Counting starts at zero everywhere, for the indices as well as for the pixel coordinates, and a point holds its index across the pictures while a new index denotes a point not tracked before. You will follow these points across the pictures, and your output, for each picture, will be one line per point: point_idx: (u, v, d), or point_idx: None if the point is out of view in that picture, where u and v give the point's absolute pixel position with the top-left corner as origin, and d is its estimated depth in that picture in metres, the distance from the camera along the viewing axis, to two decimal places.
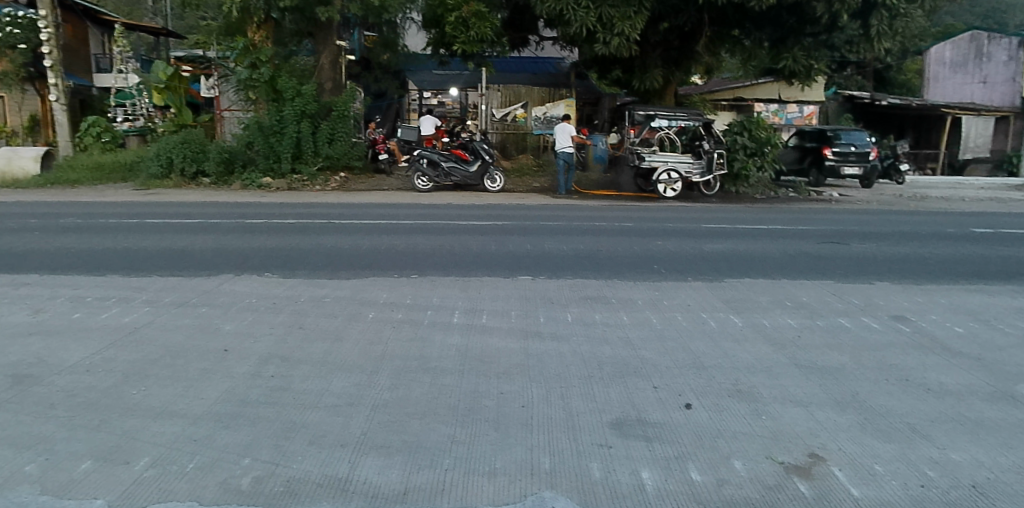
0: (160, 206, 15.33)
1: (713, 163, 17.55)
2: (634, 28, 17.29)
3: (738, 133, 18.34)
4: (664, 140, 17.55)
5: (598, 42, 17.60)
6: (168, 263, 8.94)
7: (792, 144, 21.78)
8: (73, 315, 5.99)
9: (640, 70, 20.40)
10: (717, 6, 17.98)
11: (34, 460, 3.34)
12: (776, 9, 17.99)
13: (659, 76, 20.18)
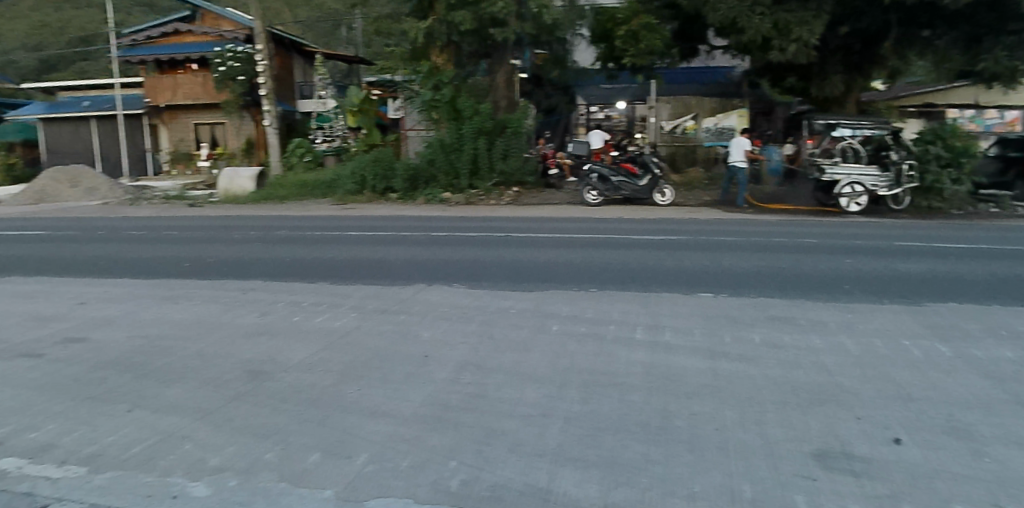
0: (356, 220, 16.61)
1: (903, 175, 16.04)
2: (812, 33, 16.29)
3: (931, 141, 16.31)
4: (847, 150, 16.15)
5: (774, 49, 16.78)
6: (358, 272, 9.61)
7: (990, 154, 18.60)
8: (293, 318, 6.60)
9: (819, 76, 19.17)
10: (906, 5, 16.51)
11: (272, 449, 3.68)
12: (974, 5, 16.17)
13: (840, 82, 18.89)
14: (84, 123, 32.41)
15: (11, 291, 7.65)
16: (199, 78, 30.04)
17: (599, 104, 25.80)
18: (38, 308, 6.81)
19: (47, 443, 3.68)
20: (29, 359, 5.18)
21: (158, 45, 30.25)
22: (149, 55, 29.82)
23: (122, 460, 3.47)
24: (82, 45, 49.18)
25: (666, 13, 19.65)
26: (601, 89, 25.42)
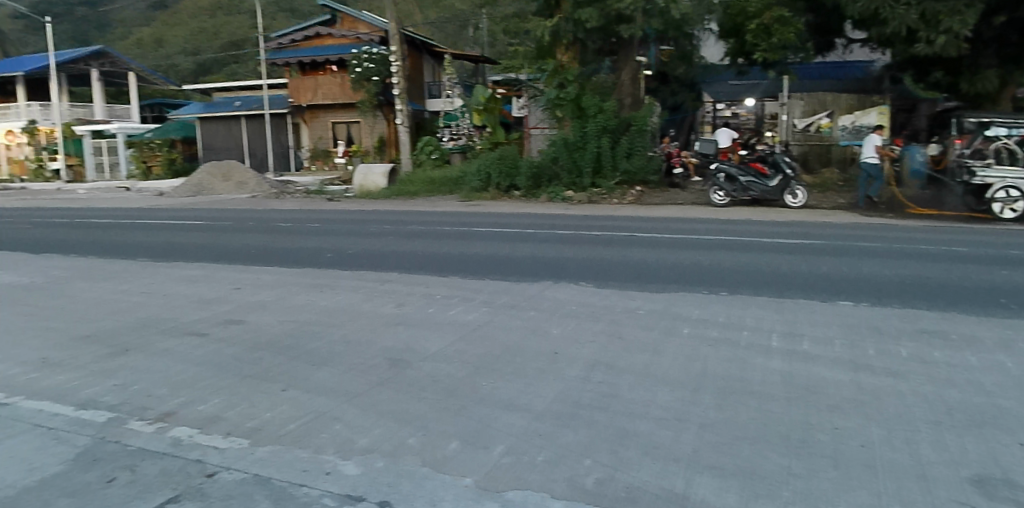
0: (482, 216, 16.94)
1: None
2: (965, 23, 14.89)
3: None
4: (1002, 151, 14.72)
5: (921, 41, 15.63)
6: (483, 267, 9.80)
7: None
8: (428, 309, 6.83)
9: (971, 71, 17.58)
10: None
11: (414, 434, 3.81)
12: None
13: (994, 77, 17.15)
14: (235, 122, 34.82)
15: (176, 275, 8.37)
16: (338, 78, 31.70)
17: (726, 102, 25.16)
18: (199, 291, 7.40)
19: (214, 415, 4.00)
20: (194, 338, 5.64)
21: (300, 48, 32.17)
22: (293, 57, 31.67)
23: (279, 436, 3.71)
24: (233, 49, 52.86)
25: (801, 5, 18.83)
26: (729, 86, 24.58)
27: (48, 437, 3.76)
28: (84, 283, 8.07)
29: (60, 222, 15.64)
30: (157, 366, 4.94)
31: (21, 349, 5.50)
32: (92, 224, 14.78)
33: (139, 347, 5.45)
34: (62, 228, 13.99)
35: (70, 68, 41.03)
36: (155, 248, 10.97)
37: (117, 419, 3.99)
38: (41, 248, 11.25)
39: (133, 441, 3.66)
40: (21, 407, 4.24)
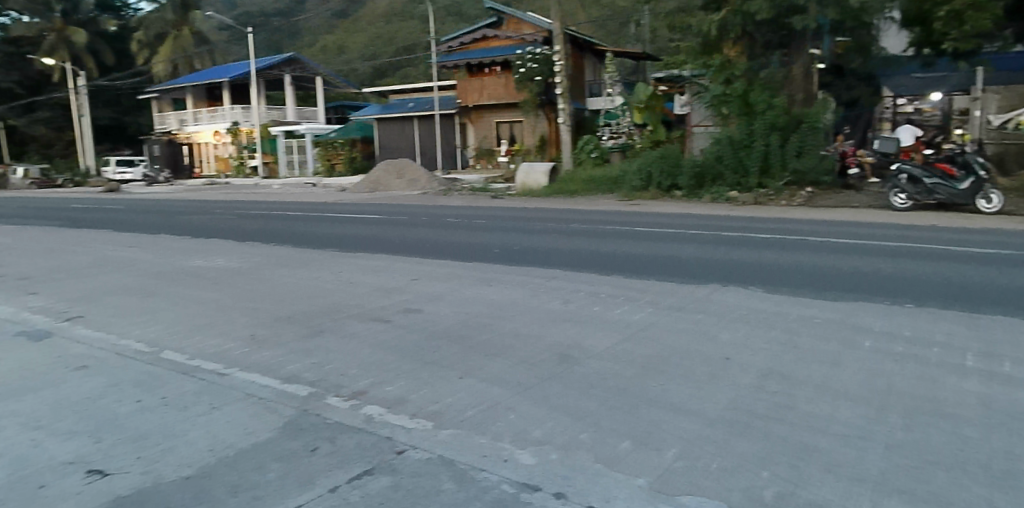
0: (640, 216, 16.77)
1: None
2: None
3: None
4: None
5: None
6: (643, 268, 9.70)
7: None
8: (594, 308, 6.86)
9: None
10: None
11: (586, 431, 3.85)
12: None
13: None
14: (409, 122, 36.70)
15: (360, 265, 9.01)
16: (502, 78, 32.54)
17: (909, 96, 22.84)
18: (380, 281, 7.92)
19: (400, 397, 4.27)
20: (378, 323, 6.05)
21: (468, 51, 33.39)
22: (462, 60, 32.80)
23: (459, 422, 3.89)
24: (406, 53, 55.74)
25: None
26: (913, 79, 22.47)
27: (260, 406, 4.20)
28: (282, 269, 8.89)
29: (257, 213, 17.29)
30: (347, 349, 5.35)
31: (233, 327, 6.17)
32: (284, 216, 16.23)
33: (331, 329, 5.94)
34: (260, 220, 15.47)
35: (267, 74, 45.14)
36: (337, 239, 11.86)
37: (316, 394, 4.38)
38: (243, 236, 12.53)
39: (331, 415, 4.00)
40: (236, 378, 4.76)
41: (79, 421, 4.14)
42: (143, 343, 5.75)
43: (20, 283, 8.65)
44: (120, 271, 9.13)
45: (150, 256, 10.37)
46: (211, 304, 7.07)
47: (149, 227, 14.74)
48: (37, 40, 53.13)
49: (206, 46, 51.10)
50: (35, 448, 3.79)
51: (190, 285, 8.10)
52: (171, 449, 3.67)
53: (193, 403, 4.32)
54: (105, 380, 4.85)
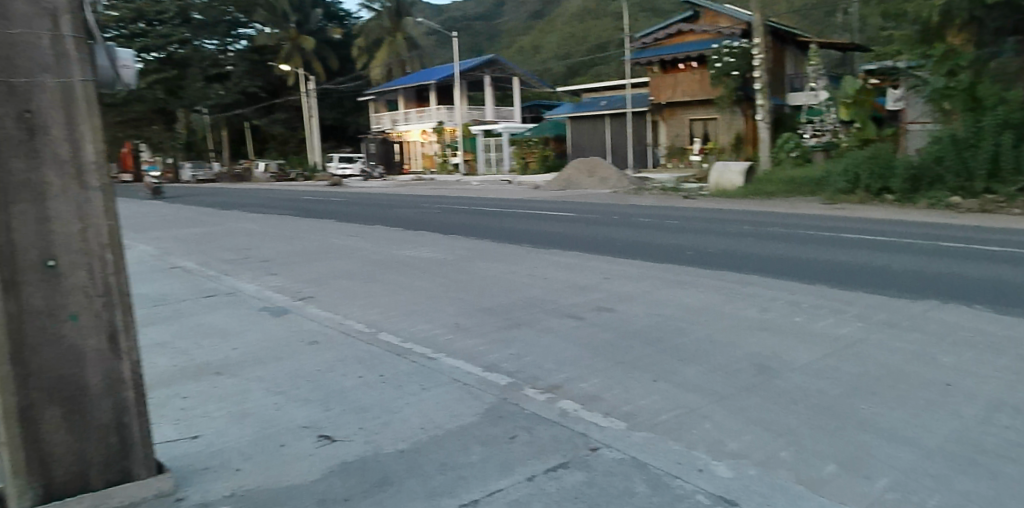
0: (844, 222, 15.58)
1: None
2: None
3: None
4: None
5: None
6: (846, 277, 9.05)
7: None
8: (795, 318, 6.52)
9: None
10: None
11: (786, 448, 3.70)
12: None
13: None
14: (601, 121, 36.81)
15: (555, 261, 9.24)
16: (697, 74, 31.69)
17: None
18: (574, 277, 8.09)
19: (594, 394, 4.37)
20: (573, 320, 6.20)
21: (663, 46, 32.83)
22: (657, 56, 32.18)
23: (653, 425, 3.89)
24: (600, 51, 55.92)
25: None
26: None
27: (464, 391, 4.48)
28: (482, 262, 9.37)
29: (459, 208, 18.27)
30: (543, 343, 5.53)
31: (439, 314, 6.61)
32: (484, 212, 17.02)
33: (528, 322, 6.18)
34: (461, 215, 16.35)
35: (468, 75, 47.33)
36: (531, 235, 12.25)
37: (515, 384, 4.59)
38: (446, 230, 13.32)
39: (529, 406, 4.18)
40: (443, 363, 5.11)
41: (311, 389, 4.68)
42: (363, 324, 6.35)
43: (262, 265, 9.85)
44: (342, 258, 10.09)
45: (367, 245, 11.36)
46: (419, 292, 7.62)
47: (365, 219, 16.12)
48: (276, 49, 59.68)
49: (416, 50, 54.78)
50: (276, 410, 4.34)
51: (401, 273, 8.78)
52: (387, 423, 4.03)
53: (406, 382, 4.71)
54: (332, 355, 5.42)
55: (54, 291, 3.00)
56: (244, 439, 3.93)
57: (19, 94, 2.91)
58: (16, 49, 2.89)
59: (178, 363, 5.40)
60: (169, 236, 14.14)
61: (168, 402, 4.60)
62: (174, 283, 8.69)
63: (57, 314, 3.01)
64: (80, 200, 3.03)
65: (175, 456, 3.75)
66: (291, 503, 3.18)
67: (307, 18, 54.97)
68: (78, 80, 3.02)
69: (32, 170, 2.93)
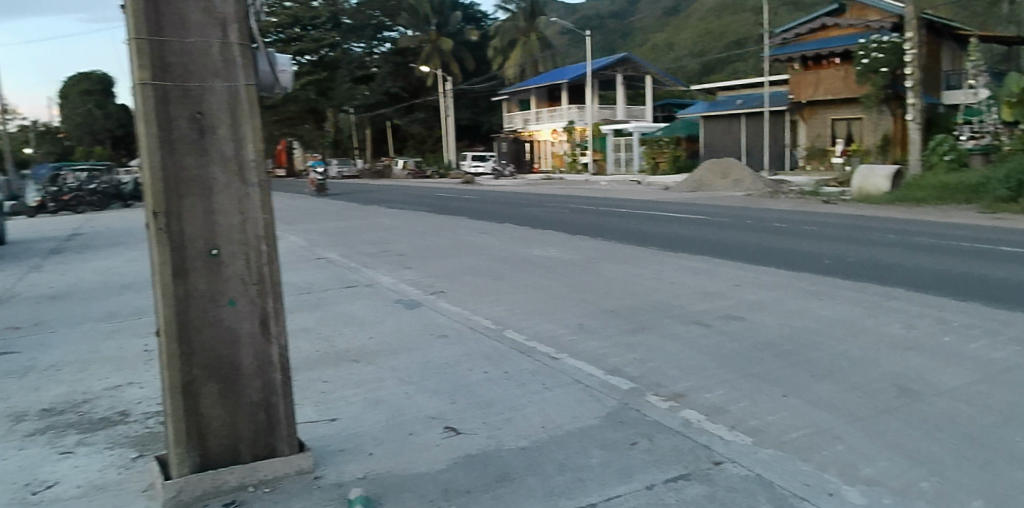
0: (1005, 232, 14.26)
1: None
2: None
3: None
4: None
5: None
6: (1007, 295, 8.24)
7: None
8: (944, 338, 6.03)
9: None
10: None
11: (928, 479, 3.44)
12: None
13: None
14: (736, 121, 35.56)
15: (682, 265, 9.07)
16: (842, 71, 29.95)
17: None
18: (702, 283, 7.92)
19: (719, 406, 4.27)
20: (699, 327, 6.07)
21: (805, 41, 31.34)
22: (797, 52, 30.68)
23: (781, 443, 3.75)
24: (737, 47, 54.14)
25: None
26: None
27: (586, 393, 4.51)
28: (609, 264, 9.34)
29: (588, 209, 18.30)
30: (669, 349, 5.46)
31: (565, 314, 6.68)
32: (612, 213, 16.96)
33: (654, 327, 6.12)
34: (589, 215, 16.37)
35: (600, 74, 47.14)
36: (659, 238, 12.07)
37: (637, 390, 4.56)
38: (573, 230, 13.39)
39: (650, 413, 4.15)
40: (566, 363, 5.16)
41: (440, 381, 4.87)
42: (490, 320, 6.52)
43: (399, 259, 10.31)
44: (472, 255, 10.40)
45: (496, 243, 11.62)
46: (545, 291, 7.72)
47: (495, 217, 16.48)
48: (417, 51, 61.88)
49: (549, 49, 55.19)
50: (406, 399, 4.55)
51: (528, 271, 8.93)
52: (510, 420, 4.13)
53: (529, 381, 4.80)
54: (460, 349, 5.62)
55: (217, 278, 3.28)
56: (377, 425, 4.16)
57: (193, 97, 3.20)
58: (193, 56, 3.19)
59: (320, 349, 5.79)
60: (315, 229, 15.08)
61: (310, 385, 4.94)
62: (319, 273, 9.27)
63: (217, 299, 3.30)
64: (240, 194, 3.31)
65: (316, 437, 4.03)
66: (419, 490, 3.34)
67: (447, 20, 56.52)
68: (241, 85, 3.29)
69: (203, 167, 3.23)
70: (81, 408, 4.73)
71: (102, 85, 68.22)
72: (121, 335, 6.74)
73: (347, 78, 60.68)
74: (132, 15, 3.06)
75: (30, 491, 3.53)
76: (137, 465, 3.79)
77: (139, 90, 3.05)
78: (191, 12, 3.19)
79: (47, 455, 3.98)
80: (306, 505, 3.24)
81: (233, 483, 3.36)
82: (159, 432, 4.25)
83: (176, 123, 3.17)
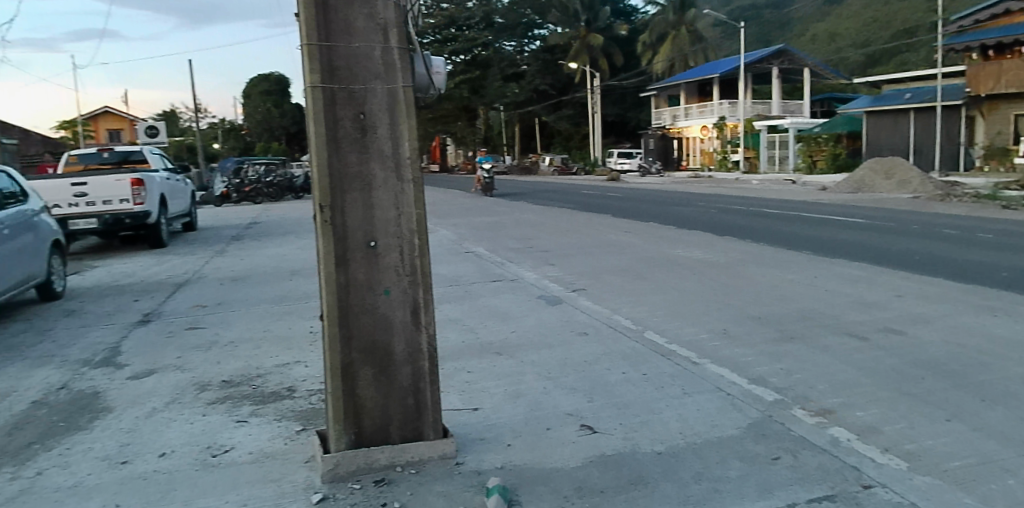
0: None
1: None
2: None
3: None
4: None
5: None
6: None
7: None
8: None
9: None
10: None
11: None
12: None
13: None
14: (904, 115, 32.73)
15: (838, 272, 8.56)
16: None
17: None
18: (859, 292, 7.45)
19: (873, 426, 4.04)
20: (854, 340, 5.74)
21: (986, 28, 28.41)
22: (976, 40, 28.09)
23: (941, 470, 3.50)
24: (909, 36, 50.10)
25: None
26: None
27: (728, 402, 4.43)
28: (757, 267, 9.01)
29: (738, 209, 17.66)
30: (819, 361, 5.22)
31: (708, 318, 6.54)
32: (764, 214, 16.27)
33: (804, 337, 5.86)
34: (737, 216, 15.81)
35: (754, 67, 45.21)
36: (814, 242, 11.45)
37: (782, 402, 4.41)
38: (720, 231, 12.99)
39: (795, 427, 4.01)
40: (708, 369, 5.08)
41: (579, 379, 4.94)
42: (630, 320, 6.51)
43: (542, 255, 10.48)
44: (615, 253, 10.39)
45: (640, 242, 11.52)
46: (688, 293, 7.58)
47: (639, 215, 16.32)
48: (567, 47, 62.04)
49: (700, 43, 53.64)
50: (545, 394, 4.66)
51: (672, 272, 8.79)
52: (646, 423, 4.13)
53: (668, 384, 4.77)
54: (600, 347, 5.67)
55: (374, 268, 3.52)
56: (517, 418, 4.30)
57: (357, 99, 3.45)
58: (358, 60, 3.44)
59: (465, 340, 6.04)
60: (464, 223, 15.62)
61: (455, 374, 5.18)
62: (466, 266, 9.62)
63: (374, 287, 3.54)
64: (397, 190, 3.53)
65: (459, 424, 4.23)
66: (554, 485, 3.43)
67: (596, 16, 56.16)
68: (400, 86, 3.51)
69: (364, 164, 3.47)
70: (253, 382, 5.23)
71: (279, 85, 74.12)
72: (290, 317, 7.36)
73: (498, 75, 62.01)
74: (304, 22, 3.32)
75: (210, 453, 3.98)
76: (300, 438, 4.15)
77: (310, 92, 3.32)
78: (357, 19, 3.44)
79: (225, 422, 4.45)
80: (448, 488, 3.42)
81: (383, 461, 3.60)
82: (319, 408, 4.62)
83: (342, 122, 3.42)
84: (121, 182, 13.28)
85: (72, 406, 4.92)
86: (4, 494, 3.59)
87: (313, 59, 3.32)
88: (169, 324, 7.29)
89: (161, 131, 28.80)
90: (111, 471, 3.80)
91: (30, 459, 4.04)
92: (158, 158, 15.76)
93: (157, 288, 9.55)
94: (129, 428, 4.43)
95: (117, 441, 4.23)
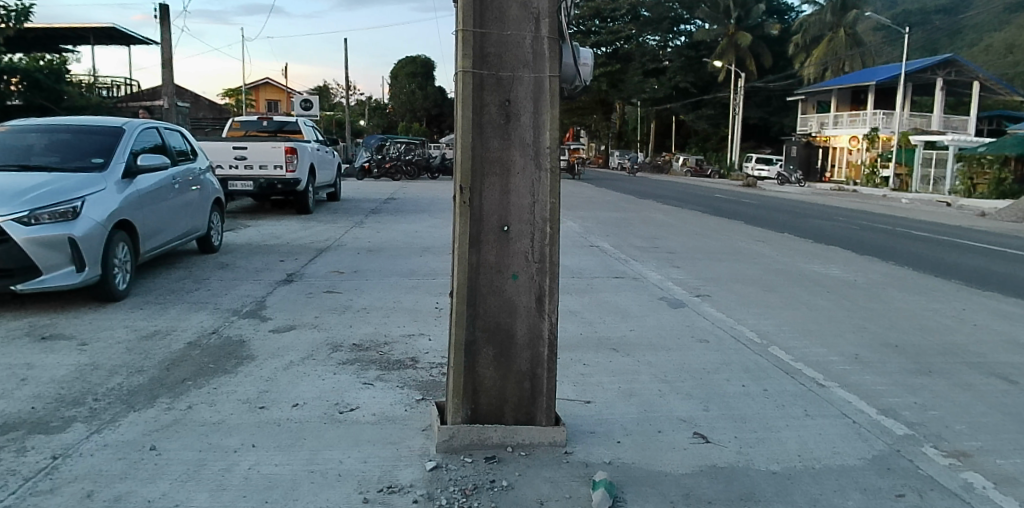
0: None
1: None
2: None
3: None
4: None
5: None
6: None
7: None
8: None
9: None
10: None
11: None
12: None
13: None
14: None
15: (989, 308, 7.87)
16: None
17: None
18: (1016, 331, 6.80)
19: (1013, 476, 3.71)
20: (1002, 382, 5.28)
21: None
22: None
23: None
24: None
25: None
26: None
27: (853, 431, 4.23)
28: (900, 293, 8.45)
29: (881, 228, 16.53)
30: (959, 401, 4.85)
31: (840, 341, 6.23)
32: (914, 236, 15.07)
33: (943, 372, 5.47)
34: (883, 236, 14.76)
35: (916, 76, 42.02)
36: (968, 272, 10.55)
37: (913, 438, 4.17)
38: (861, 250, 12.24)
39: (926, 466, 3.78)
40: (834, 393, 4.87)
41: (696, 386, 4.88)
42: (756, 334, 6.32)
43: (668, 256, 10.28)
44: (745, 262, 10.07)
45: (772, 253, 11.10)
46: (820, 312, 7.25)
47: (774, 226, 15.59)
48: (713, 45, 59.98)
49: (858, 47, 50.61)
50: (659, 397, 4.64)
51: (803, 288, 8.41)
52: (763, 440, 4.04)
53: (790, 403, 4.62)
54: (719, 356, 5.56)
55: (504, 251, 3.63)
56: (628, 416, 4.31)
57: (505, 86, 3.56)
58: (509, 48, 3.55)
59: (584, 333, 6.12)
60: (590, 218, 15.62)
61: (570, 366, 5.25)
62: (589, 260, 9.65)
63: (503, 271, 3.65)
64: (534, 178, 3.61)
65: (572, 414, 4.31)
66: (661, 488, 3.44)
67: (748, 13, 53.88)
68: (547, 75, 3.57)
69: (505, 149, 3.58)
70: (381, 349, 5.53)
71: (424, 68, 77.02)
72: (418, 291, 7.67)
73: (639, 70, 61.26)
74: (461, 8, 3.46)
75: (337, 410, 4.26)
76: (420, 406, 4.36)
77: (461, 77, 3.48)
78: (511, 7, 3.55)
79: (353, 382, 4.74)
80: (555, 475, 3.50)
81: (495, 439, 3.72)
82: (440, 381, 4.82)
83: (488, 108, 3.54)
84: (277, 149, 14.23)
85: (221, 350, 5.40)
86: (161, 422, 4.01)
87: (466, 45, 3.47)
88: (309, 286, 7.81)
89: (314, 105, 30.59)
90: (251, 414, 4.16)
91: (184, 393, 4.48)
92: (311, 129, 16.67)
93: (301, 251, 10.22)
94: (269, 377, 4.81)
95: (257, 387, 4.60)
